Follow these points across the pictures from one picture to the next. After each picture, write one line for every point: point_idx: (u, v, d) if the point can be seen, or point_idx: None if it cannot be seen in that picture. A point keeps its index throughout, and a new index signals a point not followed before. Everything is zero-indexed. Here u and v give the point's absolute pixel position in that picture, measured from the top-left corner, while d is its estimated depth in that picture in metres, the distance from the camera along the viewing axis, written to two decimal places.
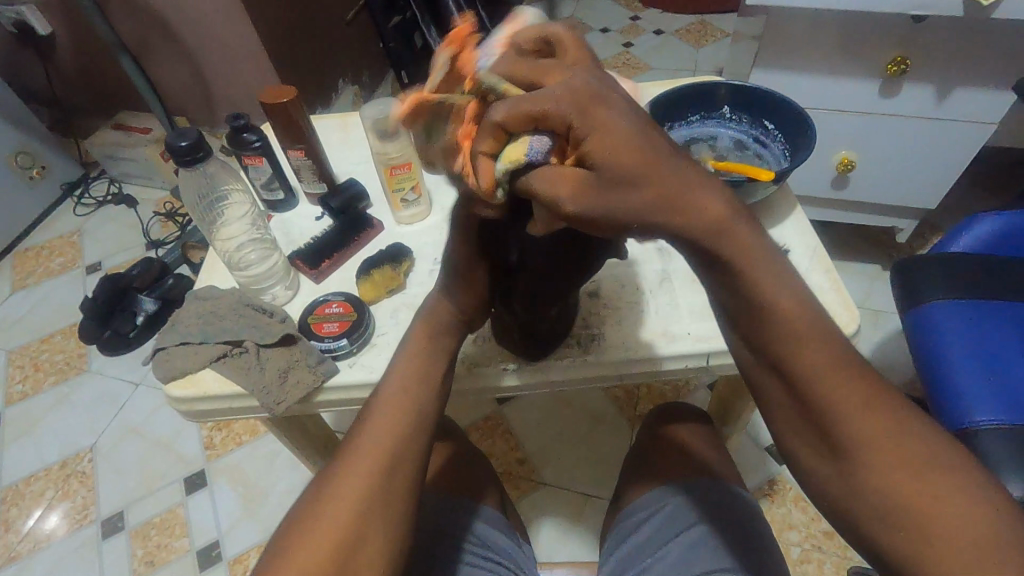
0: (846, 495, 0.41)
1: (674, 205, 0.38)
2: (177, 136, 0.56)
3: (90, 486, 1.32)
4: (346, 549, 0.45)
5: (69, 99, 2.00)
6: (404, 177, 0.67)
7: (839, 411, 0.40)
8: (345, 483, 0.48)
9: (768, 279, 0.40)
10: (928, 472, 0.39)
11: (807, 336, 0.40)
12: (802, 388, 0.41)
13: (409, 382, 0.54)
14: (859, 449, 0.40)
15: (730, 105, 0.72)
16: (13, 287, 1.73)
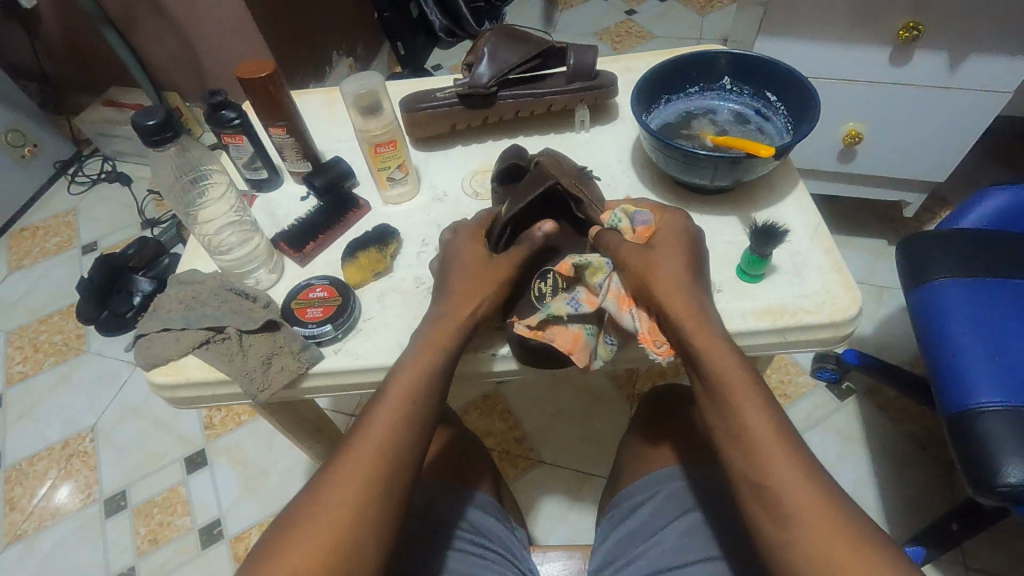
0: (763, 516, 0.44)
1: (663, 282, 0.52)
2: (144, 115, 0.53)
3: (92, 466, 1.34)
4: (343, 545, 0.44)
5: (59, 75, 1.96)
6: (389, 156, 0.63)
7: (764, 446, 0.45)
8: (343, 475, 0.47)
9: (722, 352, 0.49)
10: (821, 497, 0.43)
11: (742, 390, 0.48)
12: (741, 439, 0.46)
13: (417, 364, 0.52)
14: (769, 476, 0.44)
15: (731, 75, 0.68)
16: (9, 268, 1.72)
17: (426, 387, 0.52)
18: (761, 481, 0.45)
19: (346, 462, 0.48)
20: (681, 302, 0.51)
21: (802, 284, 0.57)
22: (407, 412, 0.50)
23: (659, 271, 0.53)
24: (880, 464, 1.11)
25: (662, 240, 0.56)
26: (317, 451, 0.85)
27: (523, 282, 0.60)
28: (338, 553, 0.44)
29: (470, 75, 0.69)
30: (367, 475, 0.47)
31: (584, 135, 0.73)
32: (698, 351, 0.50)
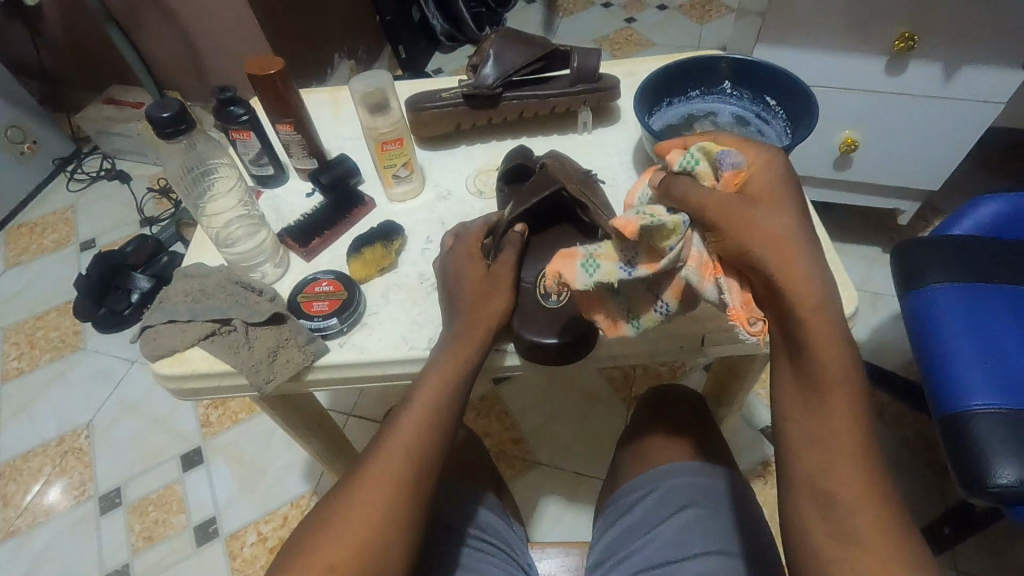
0: (820, 526, 0.45)
1: (779, 254, 0.46)
2: (158, 108, 0.54)
3: (87, 463, 1.33)
4: (365, 569, 0.44)
5: (60, 72, 1.96)
6: (396, 153, 0.64)
7: (838, 447, 0.45)
8: (370, 495, 0.47)
9: (830, 343, 0.46)
10: (877, 505, 0.44)
11: (839, 391, 0.46)
12: (823, 441, 0.46)
13: (437, 386, 0.52)
14: (839, 490, 0.44)
15: (731, 80, 0.69)
16: (6, 264, 1.72)
17: (448, 407, 0.52)
18: (830, 494, 0.45)
19: (370, 485, 0.47)
20: (806, 286, 0.45)
21: None
22: (431, 434, 0.50)
23: (769, 239, 0.46)
24: None
25: (763, 196, 0.48)
26: (316, 448, 0.85)
27: (529, 280, 0.60)
28: (367, 557, 0.45)
29: (475, 76, 0.70)
30: (393, 503, 0.47)
31: (586, 136, 0.74)
32: (803, 339, 0.46)
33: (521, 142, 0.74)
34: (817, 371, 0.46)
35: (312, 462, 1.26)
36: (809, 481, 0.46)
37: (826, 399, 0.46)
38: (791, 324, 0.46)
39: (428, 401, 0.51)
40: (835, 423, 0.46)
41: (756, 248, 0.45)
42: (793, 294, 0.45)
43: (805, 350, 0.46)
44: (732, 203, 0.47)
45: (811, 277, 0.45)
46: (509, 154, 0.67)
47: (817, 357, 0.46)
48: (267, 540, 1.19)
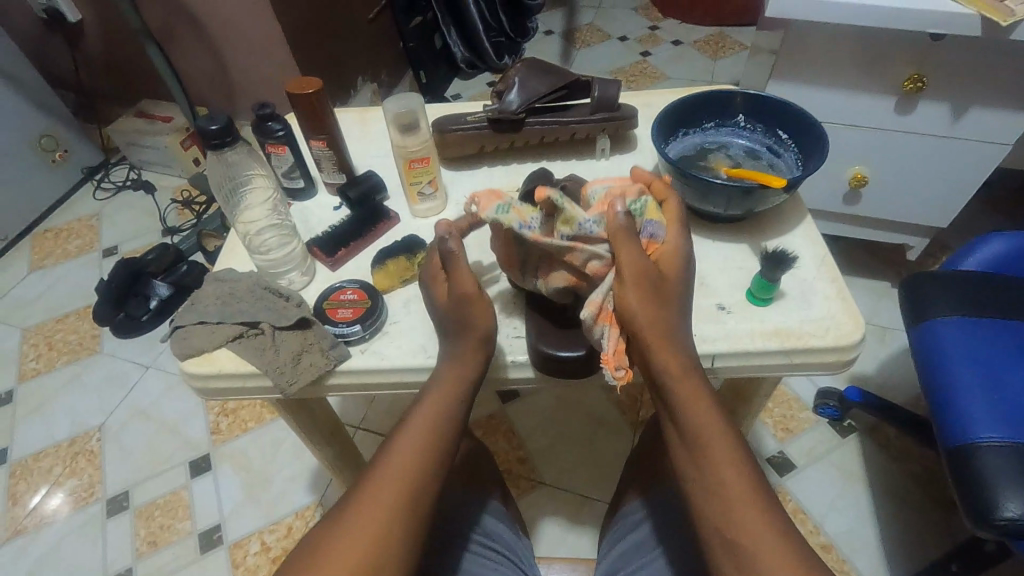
0: (732, 571, 0.47)
1: (655, 330, 0.52)
2: (207, 120, 0.58)
3: (97, 465, 1.35)
4: (374, 559, 0.46)
5: (94, 86, 2.04)
6: (422, 171, 0.67)
7: (734, 501, 0.48)
8: (375, 500, 0.48)
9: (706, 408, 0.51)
10: (790, 551, 0.45)
11: (720, 446, 0.50)
12: (720, 496, 0.48)
13: (447, 386, 0.55)
14: (743, 537, 0.46)
15: (745, 113, 0.71)
16: (30, 267, 1.76)
17: (449, 416, 0.54)
18: (734, 542, 0.47)
19: (377, 491, 0.49)
20: (671, 357, 0.52)
21: (808, 309, 0.59)
22: (435, 442, 0.52)
23: (649, 316, 0.52)
24: (881, 503, 1.12)
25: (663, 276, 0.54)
26: (329, 456, 0.87)
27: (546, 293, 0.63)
28: (379, 542, 0.46)
29: (499, 103, 0.74)
30: (399, 508, 0.48)
31: (604, 162, 0.77)
32: (681, 406, 0.51)
33: (541, 166, 0.77)
34: (695, 429, 0.50)
35: (319, 473, 1.27)
36: (716, 529, 0.48)
37: (708, 454, 0.49)
38: (667, 393, 0.52)
39: (435, 400, 0.54)
40: (722, 476, 0.48)
41: (641, 317, 0.52)
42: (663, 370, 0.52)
43: (678, 413, 0.51)
44: (648, 268, 0.53)
45: (675, 353, 0.52)
46: (530, 175, 0.70)
47: (697, 423, 0.50)
48: (271, 550, 1.19)
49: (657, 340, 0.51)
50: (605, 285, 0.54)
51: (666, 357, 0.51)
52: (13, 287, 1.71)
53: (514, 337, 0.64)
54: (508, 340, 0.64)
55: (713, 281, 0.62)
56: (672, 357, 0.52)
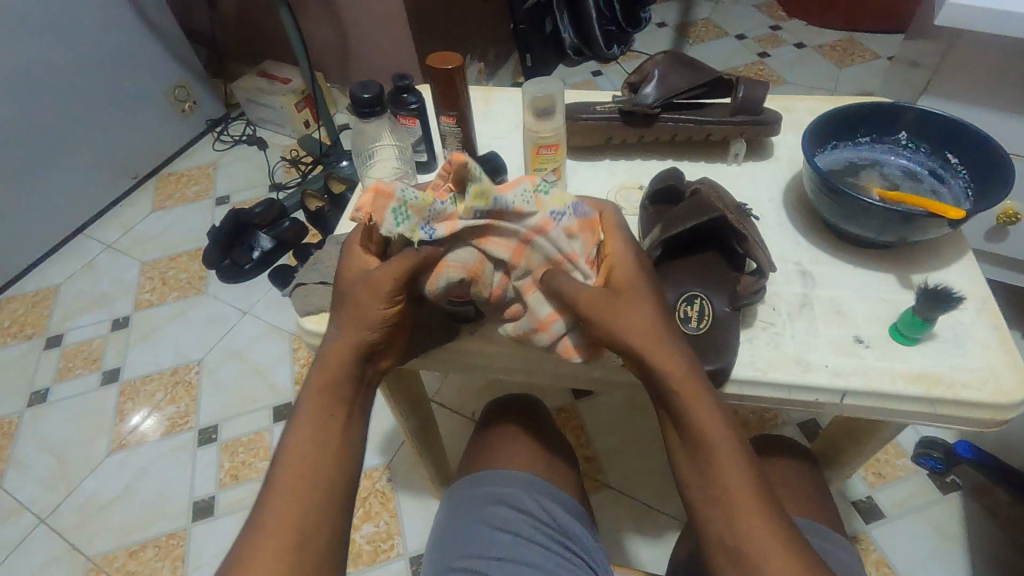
0: None
1: (648, 335, 0.50)
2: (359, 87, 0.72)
3: (193, 396, 1.45)
4: (299, 554, 0.46)
5: (224, 44, 2.18)
6: (550, 158, 0.66)
7: (740, 508, 0.46)
8: (264, 521, 0.47)
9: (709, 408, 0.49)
10: (796, 562, 0.44)
11: (727, 454, 0.48)
12: (724, 503, 0.47)
13: (334, 370, 0.52)
14: (750, 550, 0.45)
15: (909, 131, 0.65)
16: (153, 206, 1.91)
17: (335, 407, 0.52)
18: (741, 555, 0.45)
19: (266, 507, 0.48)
20: (673, 362, 0.49)
21: (961, 355, 0.53)
22: (323, 445, 0.50)
23: (638, 323, 0.50)
24: (980, 572, 1.02)
25: (622, 284, 0.52)
26: (410, 426, 0.89)
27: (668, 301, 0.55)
28: (301, 540, 0.46)
29: (633, 95, 0.71)
30: (298, 520, 0.47)
31: (734, 167, 0.72)
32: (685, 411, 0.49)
33: (667, 165, 0.73)
34: (699, 436, 0.48)
35: (389, 438, 1.31)
36: (719, 539, 0.47)
37: (713, 462, 0.48)
38: (668, 396, 0.49)
39: (324, 393, 0.52)
40: (729, 485, 0.47)
41: (614, 318, 0.50)
42: (658, 369, 0.49)
43: (680, 417, 0.49)
44: (634, 281, 0.52)
45: (672, 352, 0.50)
46: (656, 174, 0.67)
47: (701, 427, 0.48)
48: None
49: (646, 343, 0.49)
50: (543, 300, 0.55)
51: (663, 359, 0.49)
52: (138, 223, 1.87)
53: None
54: None
55: (851, 309, 0.58)
56: (672, 362, 0.49)
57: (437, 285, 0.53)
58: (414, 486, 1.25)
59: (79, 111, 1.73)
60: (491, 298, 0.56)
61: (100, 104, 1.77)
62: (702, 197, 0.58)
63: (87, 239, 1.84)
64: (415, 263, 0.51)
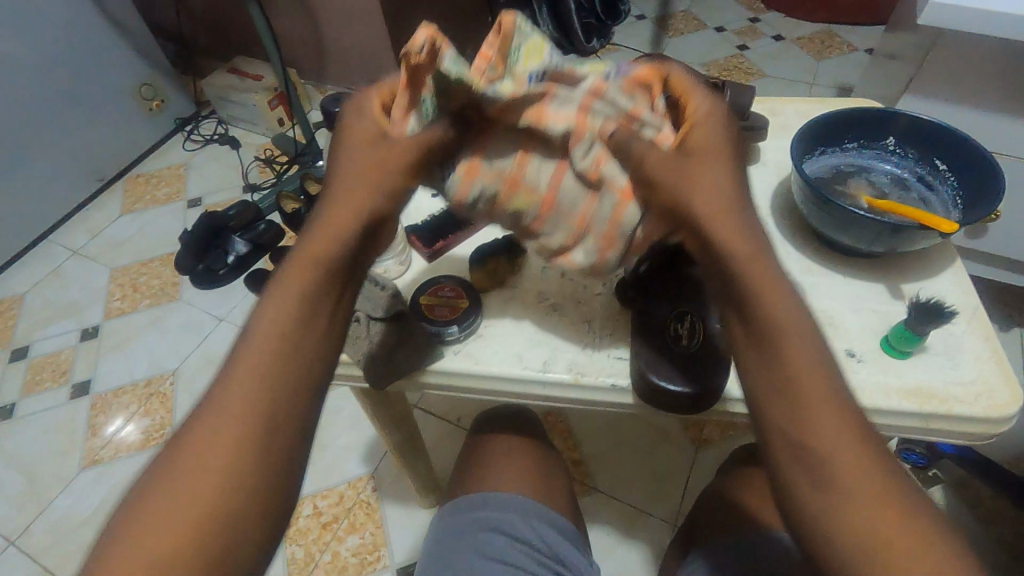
0: (801, 483, 0.41)
1: (717, 212, 0.44)
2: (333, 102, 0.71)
3: (169, 408, 1.41)
4: (251, 460, 0.40)
5: (193, 39, 2.10)
6: None
7: (808, 401, 0.41)
8: (221, 416, 0.40)
9: (784, 291, 0.44)
10: (864, 454, 0.40)
11: (796, 337, 0.43)
12: (792, 397, 0.42)
13: (315, 252, 0.44)
14: (819, 446, 0.40)
15: (897, 136, 0.64)
16: (122, 210, 1.84)
17: (320, 294, 0.44)
18: (811, 453, 0.40)
19: (221, 395, 0.41)
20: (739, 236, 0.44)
21: (953, 369, 0.53)
22: (299, 338, 0.43)
23: (707, 196, 0.44)
24: None
25: (697, 148, 0.44)
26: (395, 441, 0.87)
27: (658, 317, 0.54)
28: (252, 446, 0.40)
29: None
30: (258, 419, 0.40)
31: None
32: (754, 291, 0.43)
33: None
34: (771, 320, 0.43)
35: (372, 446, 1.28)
36: (786, 438, 0.41)
37: (784, 343, 0.42)
38: (735, 276, 0.44)
39: (297, 275, 0.44)
40: (804, 372, 0.42)
41: (683, 185, 0.44)
42: (730, 244, 0.44)
43: (747, 299, 0.44)
44: (710, 140, 0.44)
45: (748, 230, 0.44)
46: None
47: (773, 308, 0.43)
48: (323, 515, 1.22)
49: (714, 214, 0.44)
50: (620, 167, 0.46)
51: (729, 234, 0.44)
52: (106, 227, 1.80)
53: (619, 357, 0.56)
54: (608, 359, 0.56)
55: (842, 321, 0.57)
56: (737, 233, 0.44)
57: (470, 193, 0.48)
58: (399, 494, 1.23)
59: (40, 112, 1.65)
60: (543, 206, 0.48)
61: (62, 105, 1.69)
62: None
63: (53, 245, 1.77)
64: (439, 142, 0.46)
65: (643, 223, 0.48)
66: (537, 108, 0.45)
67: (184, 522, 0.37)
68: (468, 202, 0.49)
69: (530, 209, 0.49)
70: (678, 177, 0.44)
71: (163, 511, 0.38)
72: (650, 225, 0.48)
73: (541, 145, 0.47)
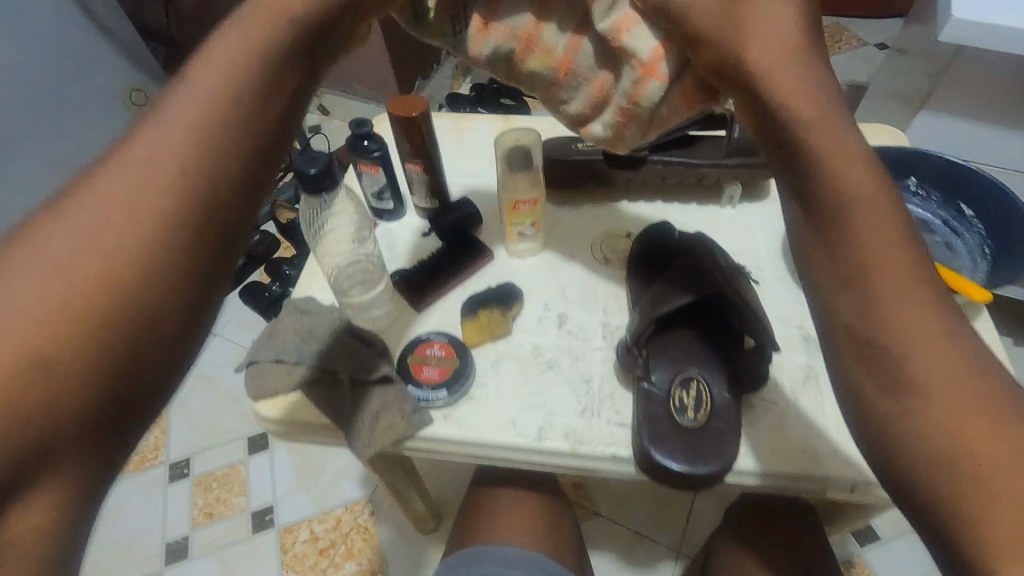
0: (876, 393, 0.36)
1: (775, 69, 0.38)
2: (307, 161, 0.50)
3: (164, 428, 1.37)
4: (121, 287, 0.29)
5: (183, 36, 2.02)
6: (526, 212, 0.60)
7: (893, 282, 0.35)
8: (98, 236, 0.29)
9: (851, 151, 0.38)
10: (953, 356, 0.34)
11: (867, 211, 0.37)
12: (860, 278, 0.36)
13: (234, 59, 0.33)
14: (896, 335, 0.35)
15: (919, 178, 0.61)
16: None
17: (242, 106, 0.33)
18: (889, 343, 0.35)
19: (95, 211, 0.29)
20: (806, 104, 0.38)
21: None
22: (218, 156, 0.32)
23: (764, 37, 0.38)
24: None
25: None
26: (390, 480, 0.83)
27: (660, 389, 0.50)
28: (128, 271, 0.29)
29: None
30: (165, 246, 0.30)
31: (729, 211, 0.67)
32: (817, 156, 0.37)
33: (656, 208, 0.67)
34: (836, 185, 0.37)
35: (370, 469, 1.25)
36: (853, 323, 0.37)
37: (849, 217, 0.37)
38: (793, 144, 0.38)
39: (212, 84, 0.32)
40: (877, 250, 0.36)
41: (736, 41, 0.38)
42: (793, 102, 0.38)
43: (812, 176, 0.38)
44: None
45: (820, 96, 0.38)
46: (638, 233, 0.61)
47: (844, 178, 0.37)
48: (320, 540, 1.20)
49: (770, 72, 0.38)
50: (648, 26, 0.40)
51: (789, 95, 0.38)
52: None
53: (619, 425, 0.52)
54: (605, 427, 0.52)
55: None
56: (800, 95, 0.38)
57: (482, 52, 0.45)
58: (397, 519, 1.21)
59: None
60: (557, 74, 0.45)
61: None
62: (700, 270, 0.51)
63: None
64: None
65: (673, 96, 0.42)
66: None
67: (43, 371, 0.27)
68: (485, 58, 0.46)
69: (546, 74, 0.45)
70: (728, 27, 0.38)
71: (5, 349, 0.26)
72: (679, 104, 0.43)
73: (561, 4, 0.42)
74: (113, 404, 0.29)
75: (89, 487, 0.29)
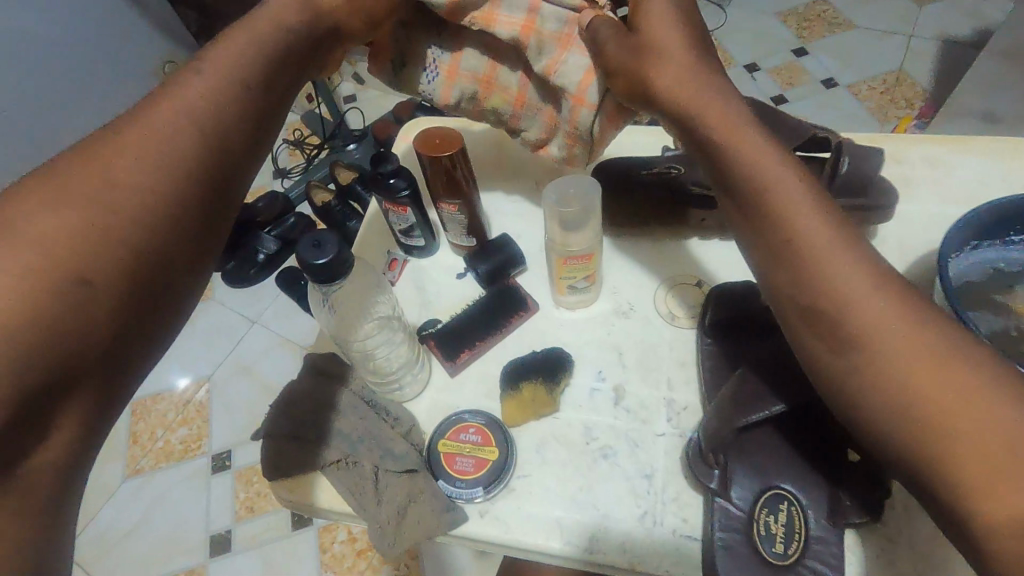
0: (824, 352, 0.35)
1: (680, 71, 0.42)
2: (314, 251, 0.42)
3: (206, 418, 1.19)
4: (91, 246, 0.29)
5: None
6: (578, 268, 0.50)
7: (824, 263, 0.36)
8: (119, 180, 0.31)
9: (755, 143, 0.40)
10: (902, 315, 0.34)
11: (793, 199, 0.38)
12: (793, 246, 0.37)
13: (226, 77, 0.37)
14: (847, 309, 0.34)
15: None
16: None
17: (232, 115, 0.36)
18: (857, 321, 0.34)
19: (94, 171, 0.31)
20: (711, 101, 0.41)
21: None
22: (226, 120, 0.36)
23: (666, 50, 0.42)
24: None
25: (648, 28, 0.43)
26: None
27: (740, 508, 0.41)
28: (99, 236, 0.30)
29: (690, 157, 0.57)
30: (180, 187, 0.33)
31: None
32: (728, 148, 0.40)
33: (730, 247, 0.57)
34: (750, 177, 0.39)
35: None
36: (791, 299, 0.37)
37: (771, 205, 0.38)
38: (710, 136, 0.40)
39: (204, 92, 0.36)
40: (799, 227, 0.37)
41: (647, 65, 0.42)
42: (696, 108, 0.41)
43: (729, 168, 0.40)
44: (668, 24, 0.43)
45: (719, 97, 0.41)
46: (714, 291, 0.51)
47: (761, 173, 0.39)
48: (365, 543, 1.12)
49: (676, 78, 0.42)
50: (579, 70, 0.47)
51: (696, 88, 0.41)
52: None
53: (684, 536, 0.44)
54: (669, 536, 0.44)
55: None
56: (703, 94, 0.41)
57: (449, 98, 0.51)
58: None
59: None
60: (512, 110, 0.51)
61: None
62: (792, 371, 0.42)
63: None
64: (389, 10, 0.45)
65: (600, 120, 0.49)
66: (485, 12, 0.46)
67: (68, 291, 0.28)
68: (452, 104, 0.52)
69: (505, 108, 0.52)
70: (631, 54, 0.43)
71: (23, 271, 0.27)
72: (607, 123, 0.50)
73: (513, 52, 0.49)
74: (128, 327, 0.30)
75: (97, 411, 0.30)
